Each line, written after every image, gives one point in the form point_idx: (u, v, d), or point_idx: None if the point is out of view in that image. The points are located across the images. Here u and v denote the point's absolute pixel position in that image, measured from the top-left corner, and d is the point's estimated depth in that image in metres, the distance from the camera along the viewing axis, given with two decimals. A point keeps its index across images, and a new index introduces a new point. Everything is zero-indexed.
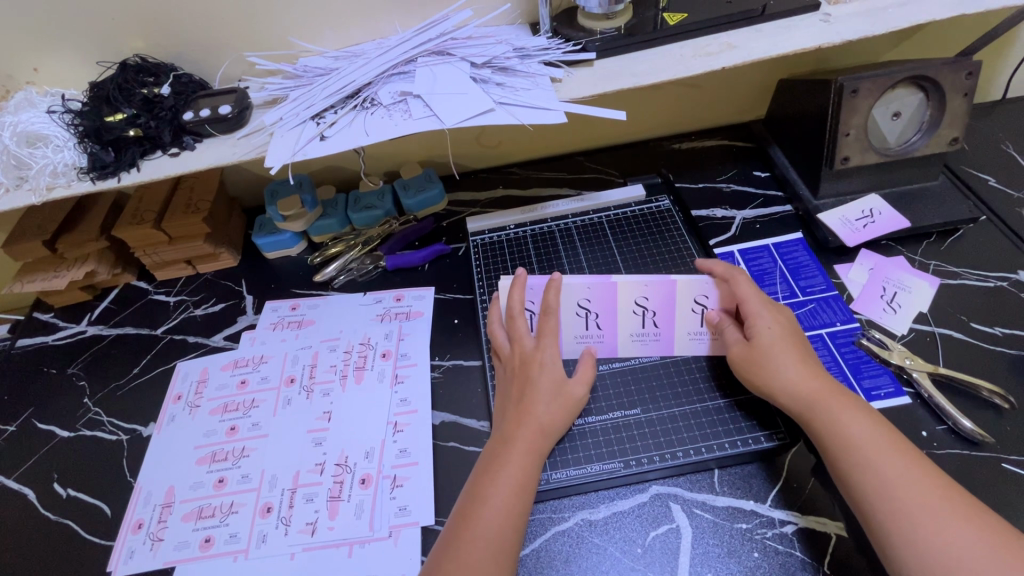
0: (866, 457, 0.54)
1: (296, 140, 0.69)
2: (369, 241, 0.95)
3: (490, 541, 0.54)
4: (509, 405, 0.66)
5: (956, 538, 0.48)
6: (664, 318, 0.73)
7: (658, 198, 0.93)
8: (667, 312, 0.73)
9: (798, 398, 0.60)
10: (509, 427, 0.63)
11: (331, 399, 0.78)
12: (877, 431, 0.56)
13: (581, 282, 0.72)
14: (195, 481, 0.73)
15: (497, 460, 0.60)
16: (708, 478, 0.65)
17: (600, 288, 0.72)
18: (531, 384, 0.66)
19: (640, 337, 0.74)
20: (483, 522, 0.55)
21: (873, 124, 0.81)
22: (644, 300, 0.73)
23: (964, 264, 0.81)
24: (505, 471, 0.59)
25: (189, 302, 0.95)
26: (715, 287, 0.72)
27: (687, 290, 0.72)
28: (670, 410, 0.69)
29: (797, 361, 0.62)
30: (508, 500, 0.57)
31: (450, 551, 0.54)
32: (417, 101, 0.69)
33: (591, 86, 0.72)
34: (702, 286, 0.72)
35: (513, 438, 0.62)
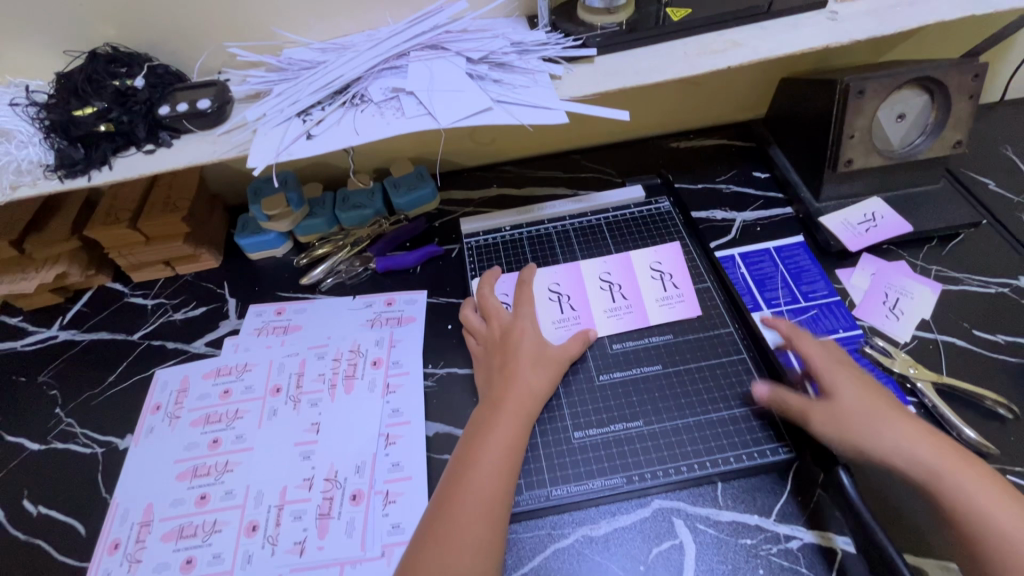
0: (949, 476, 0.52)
1: (281, 139, 0.65)
2: (358, 242, 0.91)
3: (479, 501, 0.55)
4: (495, 372, 0.67)
5: None
6: (629, 290, 0.78)
7: (658, 199, 0.90)
8: (630, 284, 0.79)
9: (918, 464, 0.53)
10: (497, 392, 0.64)
11: (319, 410, 0.74)
12: (1006, 497, 0.51)
13: (550, 271, 0.81)
14: (176, 498, 0.69)
15: (487, 423, 0.61)
16: (711, 491, 0.63)
17: (565, 273, 0.81)
18: (516, 350, 0.67)
19: (615, 313, 0.76)
20: (472, 483, 0.56)
21: (877, 126, 0.79)
22: (608, 277, 0.80)
23: (966, 269, 0.80)
24: (494, 431, 0.60)
25: (168, 306, 0.91)
26: (665, 258, 0.81)
27: (641, 262, 0.81)
28: (673, 423, 0.66)
29: (905, 425, 0.56)
30: (499, 462, 0.58)
31: (443, 512, 0.54)
32: (410, 98, 0.66)
33: (592, 84, 0.69)
34: (651, 258, 0.81)
35: (502, 402, 0.62)
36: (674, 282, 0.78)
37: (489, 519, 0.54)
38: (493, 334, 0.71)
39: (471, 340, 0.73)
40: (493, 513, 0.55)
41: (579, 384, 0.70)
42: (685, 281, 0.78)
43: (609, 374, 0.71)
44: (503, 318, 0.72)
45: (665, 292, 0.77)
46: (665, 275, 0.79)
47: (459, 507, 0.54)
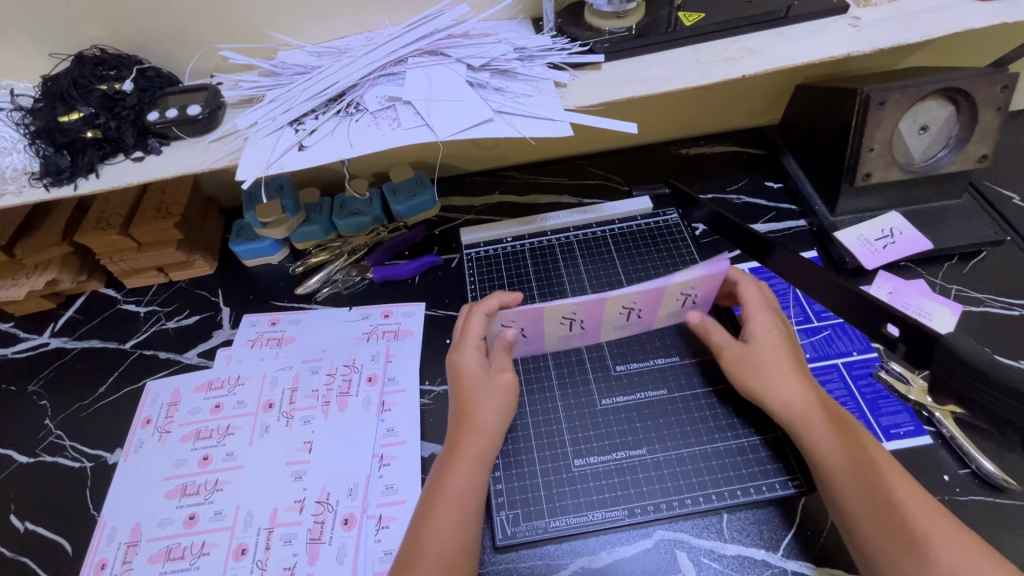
0: (866, 482, 0.52)
1: (271, 149, 0.62)
2: (356, 251, 0.89)
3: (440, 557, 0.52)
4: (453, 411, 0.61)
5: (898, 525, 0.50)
6: (649, 310, 0.66)
7: (667, 211, 0.87)
8: (653, 307, 0.66)
9: (791, 410, 0.58)
10: (451, 438, 0.59)
11: (312, 427, 0.72)
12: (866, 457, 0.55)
13: (569, 302, 0.61)
14: (164, 517, 0.67)
15: (441, 476, 0.57)
16: (717, 522, 0.61)
17: (587, 303, 0.62)
18: (464, 388, 0.62)
19: (625, 325, 0.69)
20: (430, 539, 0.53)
21: (898, 138, 0.75)
22: (633, 303, 0.64)
23: (988, 289, 0.76)
24: (448, 483, 0.56)
25: (161, 314, 0.89)
26: (707, 281, 0.63)
27: (676, 287, 0.63)
28: (678, 452, 0.64)
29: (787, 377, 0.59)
30: (454, 518, 0.54)
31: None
32: (407, 108, 0.63)
33: (598, 93, 0.66)
34: (687, 279, 0.63)
35: (459, 446, 0.58)
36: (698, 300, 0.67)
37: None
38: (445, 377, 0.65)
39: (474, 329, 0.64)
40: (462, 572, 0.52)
41: (580, 406, 0.68)
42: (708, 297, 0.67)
43: (612, 398, 0.68)
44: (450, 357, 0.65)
45: (685, 306, 0.68)
46: (693, 296, 0.66)
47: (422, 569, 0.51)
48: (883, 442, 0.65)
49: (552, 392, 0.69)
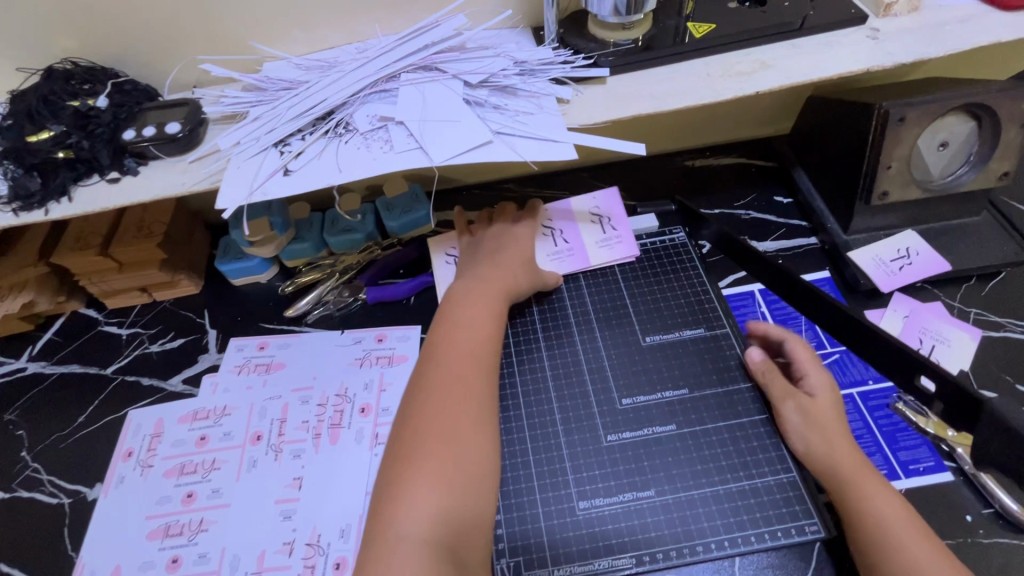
0: (897, 543, 0.50)
1: (254, 174, 0.58)
2: (348, 270, 0.85)
3: (449, 397, 0.55)
4: (470, 274, 0.71)
5: None
6: (570, 234, 0.80)
7: (673, 228, 0.83)
8: (571, 229, 0.81)
9: (837, 469, 0.56)
10: (462, 300, 0.66)
11: (302, 462, 0.69)
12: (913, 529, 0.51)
13: None
14: (145, 561, 0.64)
15: (425, 367, 0.58)
16: (730, 568, 0.58)
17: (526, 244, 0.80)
18: (485, 258, 0.73)
19: (557, 256, 0.79)
20: (433, 379, 0.57)
21: (917, 156, 0.72)
22: (550, 223, 0.81)
23: (1008, 313, 0.73)
24: (455, 334, 0.61)
25: (144, 336, 0.85)
26: (601, 198, 0.83)
27: (579, 205, 0.83)
28: (688, 493, 0.60)
29: (836, 438, 0.58)
30: (457, 360, 0.58)
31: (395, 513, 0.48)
32: (401, 129, 0.59)
33: (603, 111, 0.62)
34: (590, 202, 0.83)
35: (472, 303, 0.65)
36: (612, 224, 0.81)
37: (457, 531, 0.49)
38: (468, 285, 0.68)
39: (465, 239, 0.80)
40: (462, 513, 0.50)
41: (585, 442, 0.64)
42: (619, 219, 0.81)
43: (618, 434, 0.65)
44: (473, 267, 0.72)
45: (603, 237, 0.80)
46: (603, 218, 0.81)
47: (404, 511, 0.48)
48: (902, 479, 0.62)
49: (555, 428, 0.66)
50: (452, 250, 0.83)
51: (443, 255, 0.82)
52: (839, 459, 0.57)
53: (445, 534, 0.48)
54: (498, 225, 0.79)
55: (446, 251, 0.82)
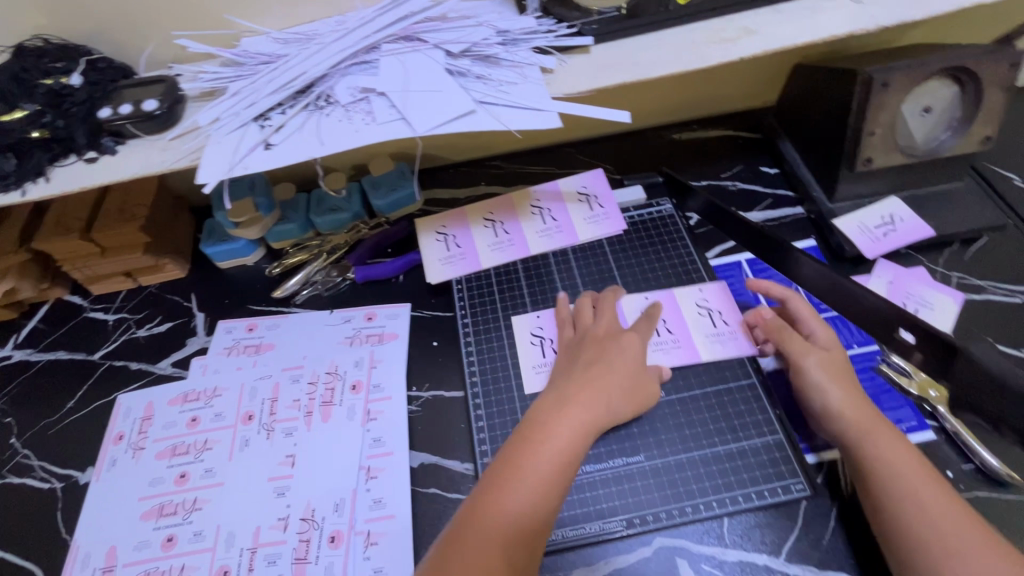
0: (907, 487, 0.52)
1: (234, 148, 0.57)
2: (336, 250, 0.84)
3: (538, 481, 0.52)
4: (577, 366, 0.62)
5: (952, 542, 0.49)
6: (559, 212, 0.81)
7: (661, 200, 0.83)
8: (560, 207, 0.82)
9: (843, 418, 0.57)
10: (569, 388, 0.59)
11: (294, 440, 0.69)
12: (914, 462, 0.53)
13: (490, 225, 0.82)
14: (139, 541, 0.64)
15: (518, 455, 0.54)
16: (718, 527, 0.59)
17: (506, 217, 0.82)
18: (598, 349, 0.63)
19: (660, 347, 0.69)
20: (530, 470, 0.52)
21: (902, 121, 0.72)
22: (538, 202, 0.82)
23: (989, 277, 0.74)
24: (555, 429, 0.55)
25: (130, 322, 0.84)
26: (590, 179, 0.83)
27: (568, 185, 0.83)
28: (677, 458, 0.62)
29: (841, 387, 0.59)
30: (553, 466, 0.53)
31: (489, 503, 0.51)
32: (382, 100, 0.58)
33: (587, 80, 0.61)
34: (578, 181, 0.84)
35: (575, 400, 0.58)
36: (600, 201, 0.82)
37: (520, 542, 0.49)
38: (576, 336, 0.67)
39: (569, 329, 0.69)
40: (529, 534, 0.50)
41: None
42: (607, 198, 0.82)
43: None
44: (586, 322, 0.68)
45: (704, 297, 0.73)
46: (592, 196, 0.82)
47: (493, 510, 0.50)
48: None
49: None
50: (442, 229, 0.82)
51: (433, 234, 0.82)
52: (852, 411, 0.57)
53: (512, 542, 0.49)
54: (599, 309, 0.69)
55: (435, 230, 0.82)
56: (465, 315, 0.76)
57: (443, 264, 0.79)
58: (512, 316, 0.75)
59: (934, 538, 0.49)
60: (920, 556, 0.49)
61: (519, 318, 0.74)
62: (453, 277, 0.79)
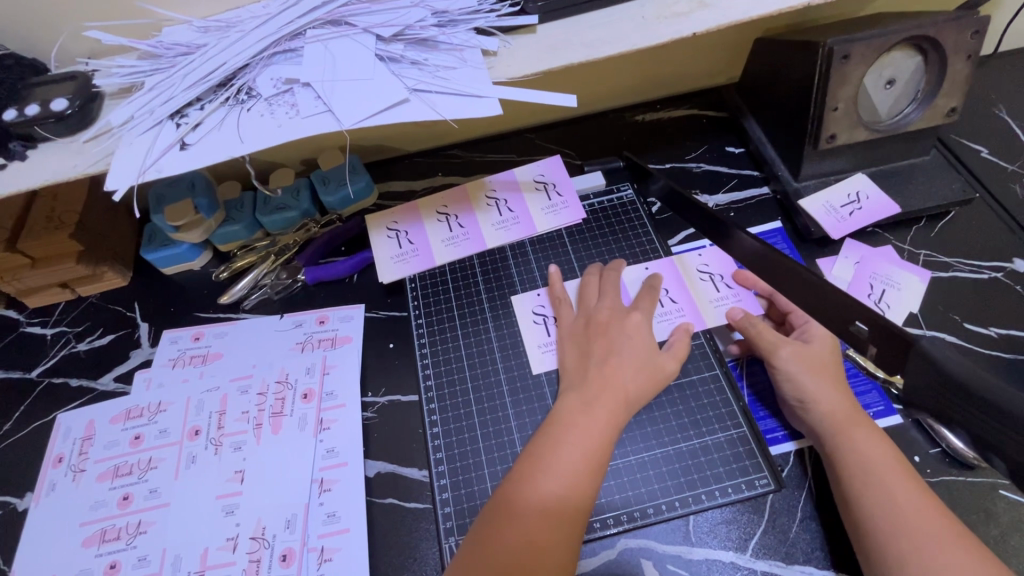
0: (880, 487, 0.51)
1: (148, 149, 0.53)
2: (285, 250, 0.80)
3: (561, 477, 0.52)
4: (591, 358, 0.61)
5: (931, 548, 0.47)
6: (516, 203, 0.78)
7: (621, 186, 0.80)
8: (517, 197, 0.78)
9: (824, 417, 0.56)
10: (587, 382, 0.59)
11: (243, 454, 0.65)
12: (894, 464, 0.52)
13: (444, 219, 0.78)
14: (82, 569, 0.61)
15: (535, 457, 0.54)
16: (683, 526, 0.57)
17: (460, 210, 0.78)
18: (610, 339, 0.62)
19: (665, 317, 0.67)
20: (551, 466, 0.53)
21: (863, 94, 0.69)
22: (494, 193, 0.79)
23: (957, 253, 0.72)
24: (575, 427, 0.56)
25: (70, 335, 0.79)
26: (548, 166, 0.80)
27: (525, 173, 0.80)
28: (639, 457, 0.60)
29: (823, 383, 0.58)
30: (574, 464, 0.53)
31: (511, 504, 0.51)
32: (306, 92, 0.54)
33: (532, 62, 0.57)
34: (535, 169, 0.80)
35: (594, 396, 0.58)
36: (558, 189, 0.78)
37: (549, 541, 0.49)
38: (578, 321, 0.66)
39: (567, 313, 0.68)
40: (556, 535, 0.50)
41: (532, 412, 0.64)
42: (566, 186, 0.78)
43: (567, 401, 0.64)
44: (590, 305, 0.67)
45: (703, 262, 0.72)
46: (549, 184, 0.79)
47: (516, 511, 0.51)
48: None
49: (503, 400, 0.65)
50: (393, 225, 0.78)
51: (384, 231, 0.78)
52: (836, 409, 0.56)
53: (538, 538, 0.49)
54: (601, 291, 0.68)
55: (386, 226, 0.78)
56: (420, 315, 0.73)
57: (395, 263, 0.75)
58: (510, 297, 0.72)
59: (907, 539, 0.48)
60: (890, 555, 0.48)
61: (519, 297, 0.72)
62: (406, 276, 0.75)
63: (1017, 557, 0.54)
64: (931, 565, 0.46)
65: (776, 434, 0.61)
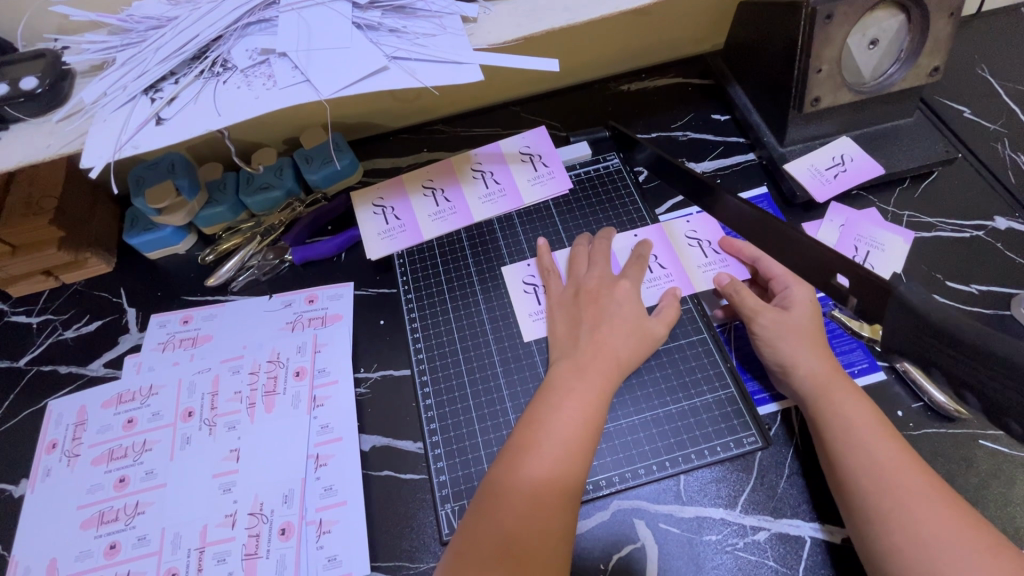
0: (861, 446, 0.52)
1: (123, 125, 0.52)
2: (271, 231, 0.79)
3: (560, 444, 0.53)
4: (582, 327, 0.62)
5: (911, 502, 0.48)
6: (502, 175, 0.77)
7: (607, 155, 0.80)
8: (503, 170, 0.78)
9: (809, 381, 0.57)
10: (579, 351, 0.60)
11: (238, 433, 0.66)
12: (878, 424, 0.53)
13: (430, 194, 0.77)
14: (81, 550, 0.61)
15: (532, 425, 0.54)
16: (675, 486, 0.59)
17: (446, 185, 0.78)
18: (599, 307, 0.63)
19: (654, 283, 0.68)
20: (549, 433, 0.53)
21: (847, 56, 0.69)
22: (480, 166, 0.78)
23: (939, 213, 0.73)
24: (571, 394, 0.56)
25: (57, 323, 0.78)
26: (533, 138, 0.79)
27: (510, 145, 0.79)
28: (630, 420, 0.61)
29: (809, 346, 0.58)
30: (572, 430, 0.54)
31: (511, 470, 0.52)
32: (283, 62, 0.53)
33: (513, 28, 0.56)
34: (520, 141, 0.79)
35: (587, 364, 0.58)
36: (544, 161, 0.78)
37: (553, 501, 0.50)
38: (567, 290, 0.66)
39: (555, 286, 0.68)
40: (559, 495, 0.51)
41: (524, 380, 0.65)
42: (552, 157, 0.78)
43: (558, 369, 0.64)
44: (579, 273, 0.67)
45: (691, 228, 0.72)
46: (535, 156, 0.78)
47: (519, 475, 0.51)
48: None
49: (494, 370, 0.66)
50: (379, 201, 0.78)
51: (370, 208, 0.77)
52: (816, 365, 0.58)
53: (539, 503, 0.50)
54: (590, 261, 0.68)
55: (373, 203, 0.78)
56: (409, 291, 0.73)
57: (383, 239, 0.75)
58: (499, 269, 0.72)
59: (888, 495, 0.49)
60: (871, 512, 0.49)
61: (509, 268, 0.72)
62: (394, 252, 0.75)
63: (995, 502, 0.56)
64: (907, 518, 0.47)
65: (764, 395, 0.62)
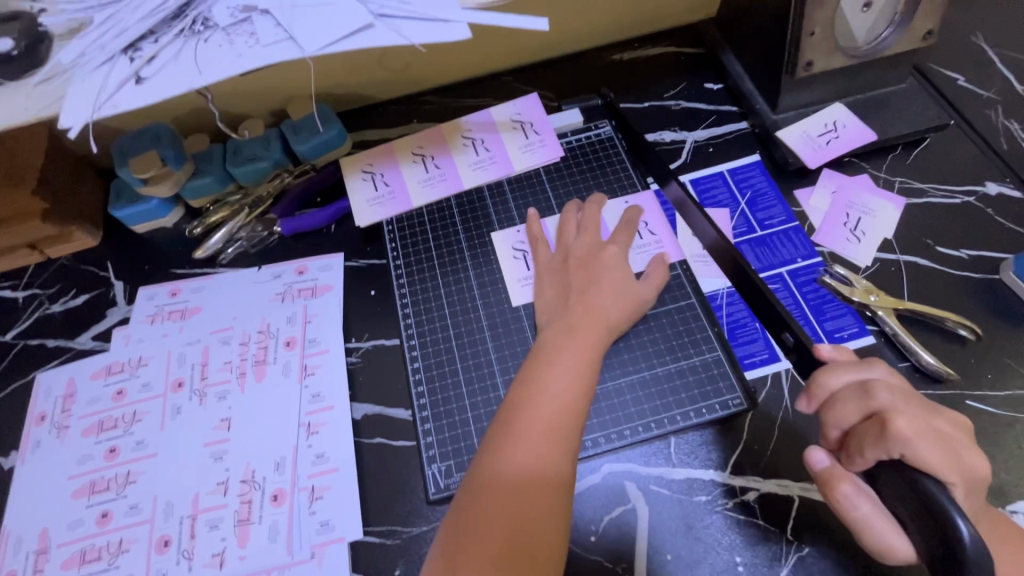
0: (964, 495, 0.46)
1: (100, 86, 0.50)
2: (259, 202, 0.78)
3: (554, 399, 0.53)
4: (572, 292, 0.62)
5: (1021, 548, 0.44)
6: (492, 142, 0.77)
7: (599, 123, 0.79)
8: (493, 137, 0.77)
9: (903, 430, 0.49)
10: (570, 313, 0.60)
11: (228, 403, 0.65)
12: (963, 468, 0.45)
13: (420, 160, 0.77)
14: (73, 520, 0.61)
15: (527, 384, 0.54)
16: (664, 447, 0.59)
17: (436, 152, 0.77)
18: (590, 271, 0.63)
19: (643, 249, 0.68)
20: (543, 390, 0.53)
21: (841, 20, 0.67)
22: (471, 133, 0.77)
23: (930, 179, 0.73)
24: (562, 353, 0.56)
25: (43, 297, 0.77)
26: (524, 105, 0.78)
27: (501, 112, 0.78)
28: (616, 383, 0.61)
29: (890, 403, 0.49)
30: (566, 387, 0.54)
31: (506, 428, 0.52)
32: (265, 19, 0.52)
33: None
34: (511, 108, 0.78)
35: (578, 324, 0.58)
36: (535, 128, 0.77)
37: (551, 452, 0.50)
38: (556, 257, 0.66)
39: (545, 254, 0.67)
40: (557, 446, 0.51)
41: (512, 344, 0.65)
42: (544, 124, 0.77)
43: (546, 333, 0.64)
44: (568, 240, 0.67)
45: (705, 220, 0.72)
46: (526, 123, 0.77)
47: (518, 430, 0.51)
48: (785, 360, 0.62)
49: (483, 336, 0.66)
50: (368, 168, 0.77)
51: (359, 174, 0.76)
52: (822, 354, 0.54)
53: (539, 457, 0.50)
54: (580, 228, 0.67)
55: (362, 169, 0.77)
56: (397, 262, 0.72)
57: (374, 205, 0.74)
58: (488, 236, 0.72)
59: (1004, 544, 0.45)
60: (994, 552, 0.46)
61: (498, 234, 0.72)
62: (383, 220, 0.74)
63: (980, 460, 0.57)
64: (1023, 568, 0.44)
65: (754, 358, 0.62)
